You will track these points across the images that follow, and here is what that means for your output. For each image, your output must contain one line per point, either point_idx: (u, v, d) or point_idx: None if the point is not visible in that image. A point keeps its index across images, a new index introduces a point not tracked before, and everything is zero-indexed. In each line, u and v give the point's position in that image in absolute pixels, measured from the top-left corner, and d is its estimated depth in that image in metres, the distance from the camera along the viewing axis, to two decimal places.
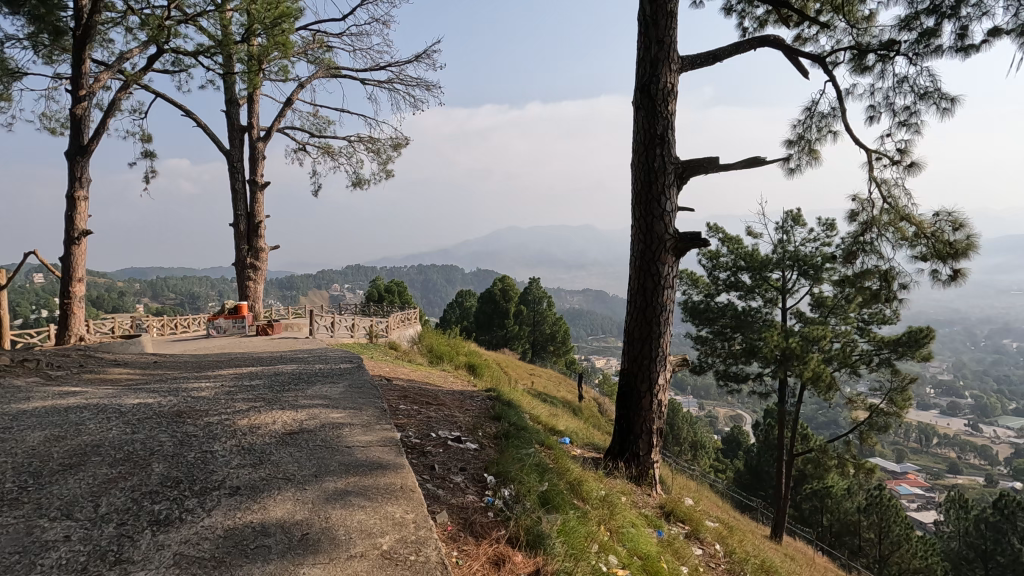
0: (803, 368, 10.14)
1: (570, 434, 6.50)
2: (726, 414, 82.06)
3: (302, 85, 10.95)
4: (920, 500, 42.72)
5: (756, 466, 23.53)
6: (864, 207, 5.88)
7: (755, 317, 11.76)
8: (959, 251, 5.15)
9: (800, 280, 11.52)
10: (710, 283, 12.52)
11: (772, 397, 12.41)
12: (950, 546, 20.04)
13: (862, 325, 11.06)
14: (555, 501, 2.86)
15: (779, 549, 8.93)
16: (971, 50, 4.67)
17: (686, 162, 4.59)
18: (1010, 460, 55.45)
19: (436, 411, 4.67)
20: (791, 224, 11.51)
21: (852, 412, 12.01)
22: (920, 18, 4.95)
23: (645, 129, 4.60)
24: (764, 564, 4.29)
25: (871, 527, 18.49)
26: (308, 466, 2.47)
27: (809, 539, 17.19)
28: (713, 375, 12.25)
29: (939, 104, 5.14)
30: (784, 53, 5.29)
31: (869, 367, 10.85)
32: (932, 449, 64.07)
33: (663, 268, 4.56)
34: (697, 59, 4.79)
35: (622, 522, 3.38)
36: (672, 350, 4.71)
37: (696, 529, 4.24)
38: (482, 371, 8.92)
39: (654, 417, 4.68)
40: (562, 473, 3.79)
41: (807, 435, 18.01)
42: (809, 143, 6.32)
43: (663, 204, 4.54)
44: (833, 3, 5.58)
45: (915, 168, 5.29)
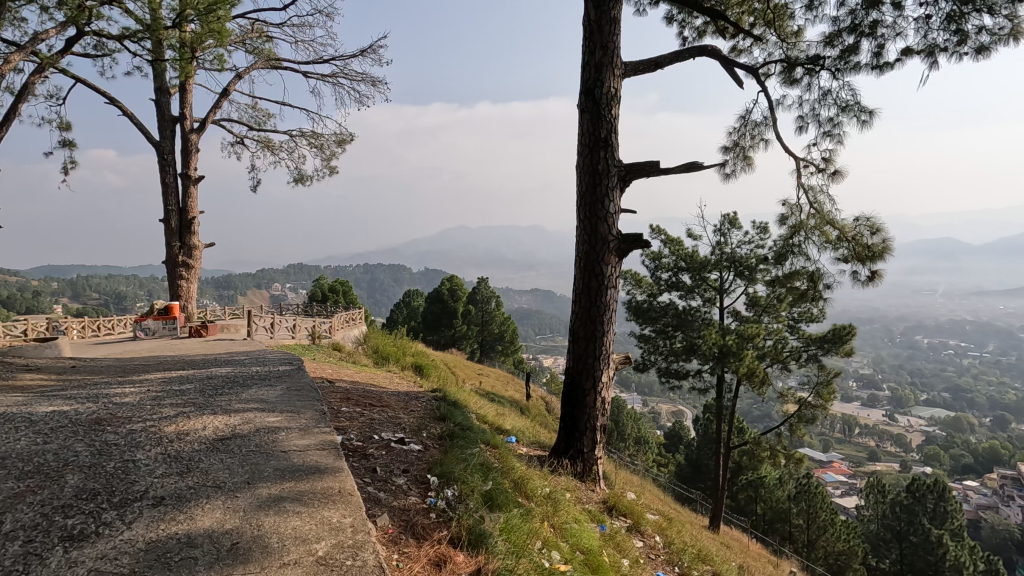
0: (739, 363, 10.62)
1: (515, 433, 6.54)
2: (669, 410, 84.74)
3: (240, 76, 10.49)
4: (844, 486, 45.78)
5: (696, 460, 24.45)
6: (794, 212, 6.23)
7: (695, 316, 12.24)
8: (876, 253, 5.55)
9: (736, 280, 12.07)
10: (653, 283, 12.81)
11: (710, 392, 12.93)
12: (870, 528, 21.51)
13: (792, 323, 11.72)
14: (499, 498, 2.87)
15: (715, 539, 9.28)
16: (885, 68, 5.05)
17: (628, 166, 4.71)
18: (922, 446, 60.27)
19: (380, 412, 4.61)
20: (728, 227, 12.03)
21: (783, 406, 12.70)
22: (842, 35, 5.29)
23: (589, 132, 4.69)
24: (701, 554, 4.44)
25: (800, 514, 19.62)
26: (241, 473, 2.38)
27: (744, 527, 18.03)
28: (655, 372, 12.66)
29: (859, 117, 5.52)
30: (721, 63, 5.53)
31: (798, 362, 11.62)
32: (853, 438, 68.77)
33: (606, 268, 4.67)
34: (640, 65, 4.94)
35: (565, 519, 3.44)
36: (615, 348, 4.84)
37: (637, 522, 4.36)
38: (429, 372, 8.84)
39: (597, 414, 4.77)
40: (506, 472, 3.80)
41: (743, 428, 18.86)
42: (744, 149, 6.63)
43: (607, 205, 4.65)
44: (765, 17, 5.87)
45: (837, 175, 5.66)
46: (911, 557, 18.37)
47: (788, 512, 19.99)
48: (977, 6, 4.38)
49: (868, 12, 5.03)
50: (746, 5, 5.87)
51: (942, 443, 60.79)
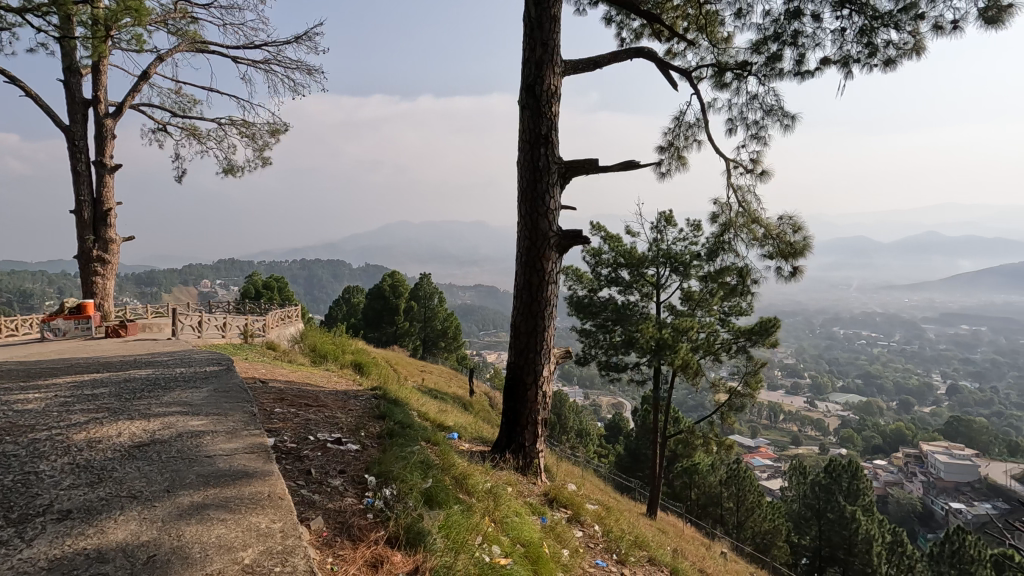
0: (675, 356, 11.21)
1: (458, 430, 6.50)
2: (609, 403, 87.19)
3: (161, 58, 9.81)
4: (769, 469, 48.66)
5: (635, 449, 25.24)
6: (724, 210, 6.52)
7: (633, 311, 12.56)
8: (797, 250, 5.91)
9: (671, 276, 12.49)
10: (593, 279, 13.06)
11: (647, 383, 13.36)
12: (793, 507, 23.01)
13: (723, 316, 12.26)
14: (439, 496, 2.86)
15: (652, 525, 9.61)
16: (806, 75, 5.37)
17: (568, 163, 4.78)
18: (838, 430, 65.02)
19: (316, 412, 4.45)
20: (664, 225, 12.44)
21: (715, 395, 13.32)
22: (767, 43, 5.58)
23: (530, 128, 4.72)
24: (639, 541, 4.58)
25: (731, 497, 20.71)
26: (160, 480, 2.23)
27: (679, 512, 18.81)
28: (595, 365, 12.92)
29: (783, 121, 5.84)
30: (657, 65, 5.70)
31: (728, 353, 12.21)
32: (778, 424, 73.25)
33: (547, 265, 4.72)
34: (580, 64, 5.01)
35: (506, 513, 3.46)
36: (555, 343, 4.91)
37: (577, 513, 4.45)
38: (369, 371, 8.63)
39: (539, 408, 4.82)
40: (446, 468, 3.78)
41: (678, 418, 19.65)
42: (678, 149, 6.88)
43: (547, 201, 4.70)
44: (698, 23, 6.10)
45: (764, 176, 5.98)
46: (829, 532, 19.75)
47: (720, 496, 21.01)
48: (885, 22, 4.73)
49: (790, 22, 5.33)
50: (680, 10, 6.09)
51: (855, 427, 65.86)
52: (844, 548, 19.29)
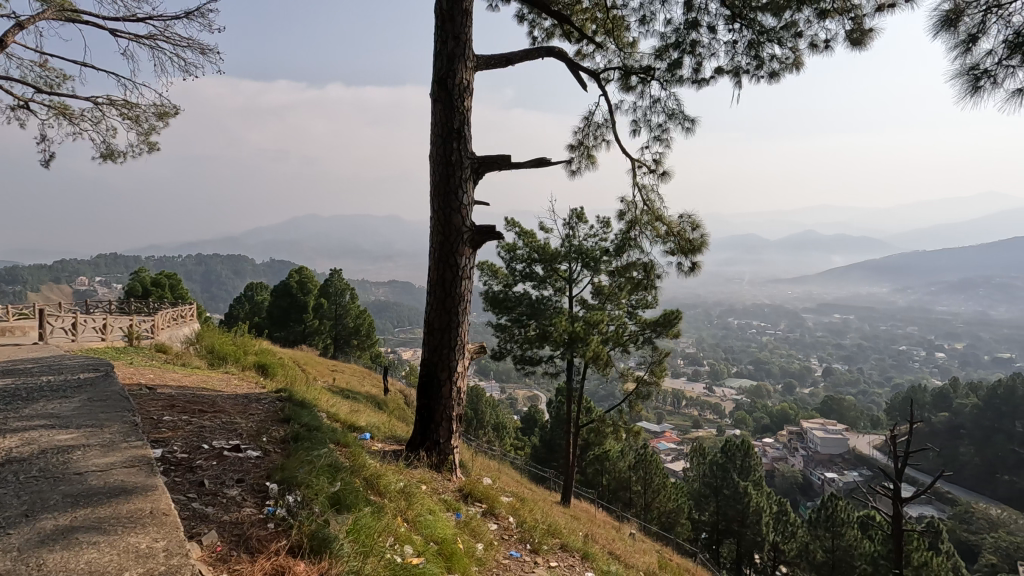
0: (586, 348, 11.66)
1: (370, 430, 6.33)
2: (524, 396, 88.90)
3: (21, 25, 8.61)
4: (674, 452, 52.00)
5: (549, 440, 25.91)
6: (630, 208, 6.82)
7: (546, 305, 12.79)
8: (696, 247, 6.32)
9: (583, 271, 12.88)
10: (508, 274, 13.15)
11: (561, 375, 13.74)
12: (694, 486, 24.80)
13: (631, 309, 12.88)
14: (348, 499, 2.76)
15: (565, 513, 9.91)
16: (703, 83, 5.74)
17: (481, 158, 4.77)
18: (733, 413, 70.76)
19: (211, 419, 4.13)
20: (575, 222, 12.79)
21: (623, 385, 13.96)
22: (669, 51, 5.89)
23: (442, 122, 4.66)
24: (552, 529, 4.69)
25: (639, 480, 21.94)
26: (16, 505, 1.97)
27: (591, 498, 19.58)
28: (511, 360, 13.05)
29: (683, 125, 6.21)
30: (567, 66, 5.84)
31: (636, 344, 12.84)
32: (681, 409, 78.25)
33: (461, 260, 4.69)
34: (492, 59, 5.01)
35: (419, 511, 3.41)
36: (470, 338, 4.90)
37: (492, 506, 4.48)
38: (274, 372, 8.17)
39: (453, 404, 4.79)
40: (356, 470, 3.66)
41: (590, 407, 20.42)
42: (588, 149, 7.10)
43: (460, 196, 4.67)
44: (605, 26, 6.31)
45: (665, 177, 6.32)
46: (725, 507, 21.43)
47: (629, 481, 22.11)
48: (771, 37, 5.15)
49: (689, 32, 5.66)
50: (589, 13, 6.26)
51: (747, 409, 71.99)
52: (738, 520, 21.02)
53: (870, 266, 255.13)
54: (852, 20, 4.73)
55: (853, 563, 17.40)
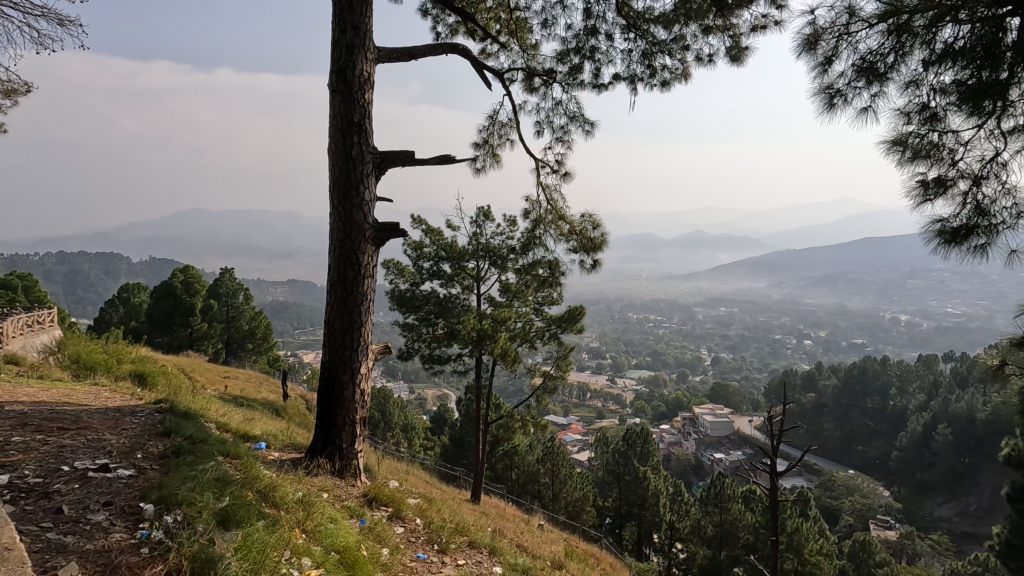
0: (494, 345, 11.75)
1: (266, 438, 5.94)
2: (433, 396, 88.06)
3: None
4: (580, 444, 54.12)
5: (459, 438, 25.87)
6: (535, 207, 6.95)
7: (454, 304, 12.70)
8: (597, 245, 6.59)
9: (490, 268, 12.91)
10: (415, 272, 12.90)
11: (470, 373, 13.74)
12: (598, 474, 25.96)
13: (537, 306, 13.18)
14: (238, 515, 2.58)
15: (475, 510, 9.94)
16: (602, 88, 5.99)
17: (383, 153, 4.64)
18: (634, 402, 74.95)
19: (73, 437, 3.67)
20: (482, 220, 12.82)
21: (531, 380, 14.24)
22: (570, 55, 6.08)
23: (340, 115, 4.48)
24: (460, 527, 4.67)
25: (547, 473, 22.61)
26: None
27: (501, 493, 19.86)
28: (419, 359, 12.82)
29: (583, 128, 6.44)
30: (472, 64, 5.83)
31: (542, 340, 13.18)
32: (586, 401, 81.54)
33: (362, 258, 4.54)
34: (394, 52, 4.89)
35: (319, 520, 3.26)
36: (373, 339, 4.75)
37: (398, 508, 4.38)
38: (153, 381, 7.42)
39: (356, 407, 4.62)
40: (249, 482, 3.42)
41: (500, 404, 20.64)
42: (492, 147, 7.15)
43: (362, 192, 4.51)
44: (508, 28, 6.39)
45: (567, 176, 6.51)
46: (626, 493, 22.61)
47: (537, 473, 22.71)
48: (662, 48, 5.48)
49: (588, 38, 5.88)
50: (493, 13, 6.29)
51: (646, 398, 76.62)
52: (639, 503, 22.26)
53: (762, 264, 256.17)
54: (731, 38, 5.16)
55: (738, 534, 19.09)
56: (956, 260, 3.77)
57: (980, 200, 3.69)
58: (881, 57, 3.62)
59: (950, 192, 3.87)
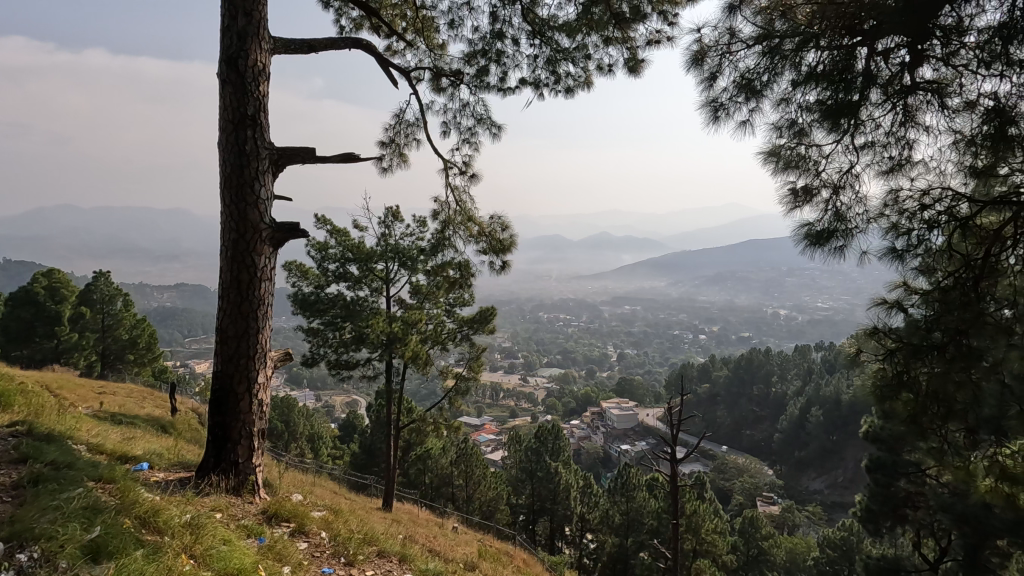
0: (405, 348, 11.51)
1: (149, 458, 5.40)
2: (342, 403, 84.86)
3: None
4: (494, 444, 54.57)
5: (370, 445, 25.09)
6: (444, 208, 6.91)
7: (363, 306, 12.29)
8: (505, 246, 6.68)
9: (400, 270, 12.68)
10: (319, 274, 12.31)
11: (380, 378, 13.36)
12: (512, 472, 26.32)
13: (448, 308, 13.15)
14: (111, 546, 2.34)
15: (387, 519, 9.64)
16: (508, 91, 6.08)
17: (280, 149, 4.40)
18: (546, 400, 76.76)
19: None
20: (391, 220, 12.53)
21: (444, 382, 14.11)
22: (477, 57, 6.10)
23: (232, 107, 4.18)
24: (369, 537, 4.52)
25: (461, 475, 22.53)
26: None
27: (414, 498, 19.48)
28: (325, 365, 12.27)
29: (491, 130, 6.49)
30: (377, 61, 5.68)
31: (454, 342, 13.13)
32: (500, 401, 82.34)
33: (258, 260, 4.27)
34: (292, 43, 4.64)
35: (210, 544, 3.02)
36: (271, 346, 4.48)
37: (301, 523, 4.15)
38: (7, 401, 6.49)
39: (254, 419, 4.33)
40: (126, 507, 3.10)
41: (411, 408, 20.25)
42: (399, 147, 7.01)
43: (258, 189, 4.24)
44: (415, 26, 6.30)
45: (475, 178, 6.54)
46: (539, 488, 23.09)
47: (451, 476, 22.57)
48: (566, 56, 5.66)
49: (494, 42, 5.94)
50: (398, 10, 6.16)
51: (557, 395, 78.84)
52: (550, 499, 22.81)
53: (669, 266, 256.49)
54: (630, 50, 5.43)
55: (642, 520, 20.14)
56: (820, 260, 4.25)
57: (839, 207, 4.17)
58: (756, 76, 3.96)
59: (815, 199, 4.34)
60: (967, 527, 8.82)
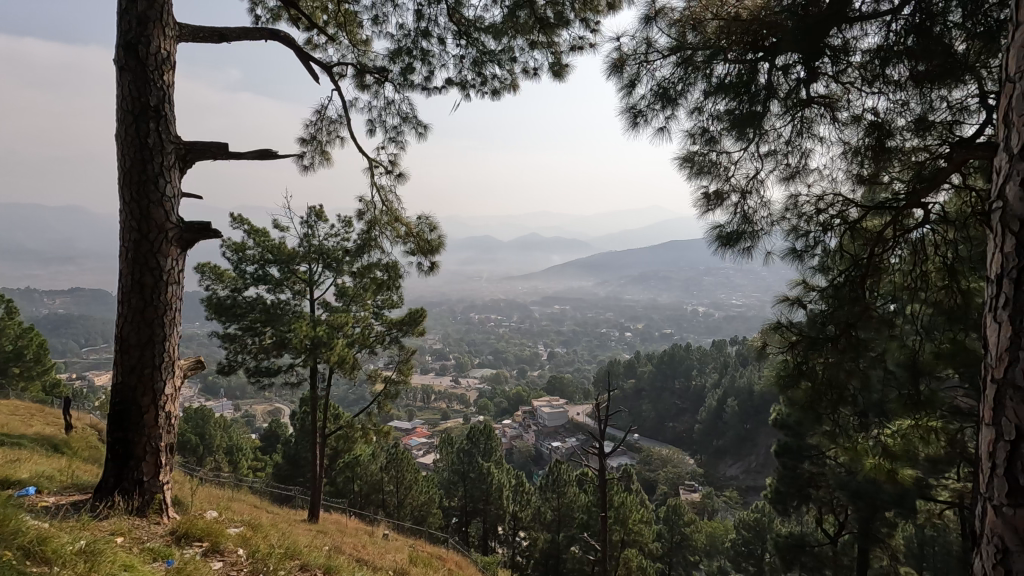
0: (330, 352, 11.09)
1: (36, 481, 4.87)
2: (264, 413, 80.71)
3: None
4: (426, 447, 53.87)
5: (294, 455, 23.97)
6: (370, 208, 6.73)
7: (284, 310, 11.73)
8: (434, 247, 6.62)
9: (325, 272, 12.29)
10: (236, 277, 11.50)
11: (303, 384, 12.82)
12: (444, 475, 26.10)
13: (376, 310, 12.86)
14: None
15: (311, 530, 9.25)
16: (434, 91, 6.03)
17: (189, 143, 4.12)
18: (478, 401, 76.74)
19: None
20: (315, 220, 12.07)
21: (372, 386, 13.77)
22: (402, 55, 6.00)
23: (132, 97, 3.86)
24: (291, 551, 4.32)
25: (391, 480, 22.08)
26: None
27: (342, 507, 18.83)
28: (243, 373, 11.60)
29: (417, 129, 6.41)
30: (296, 55, 5.45)
31: (382, 345, 12.84)
32: (431, 403, 81.50)
33: (165, 262, 3.98)
34: (201, 31, 4.35)
35: (110, 569, 2.79)
36: (180, 354, 4.18)
37: (216, 542, 3.91)
38: None
39: (161, 433, 4.02)
40: (7, 536, 2.80)
41: (338, 414, 19.54)
42: (321, 144, 6.77)
43: (162, 187, 3.95)
44: (337, 20, 6.10)
45: (402, 177, 6.42)
46: (471, 490, 23.01)
47: (382, 482, 22.08)
48: (491, 58, 5.69)
49: (419, 41, 5.87)
50: (319, 2, 5.95)
51: (489, 396, 79.07)
52: (483, 499, 22.85)
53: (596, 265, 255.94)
54: (554, 54, 5.54)
55: (573, 515, 20.60)
56: (731, 259, 4.53)
57: (747, 211, 4.46)
58: (672, 86, 4.16)
59: (724, 203, 4.62)
60: (861, 501, 9.75)
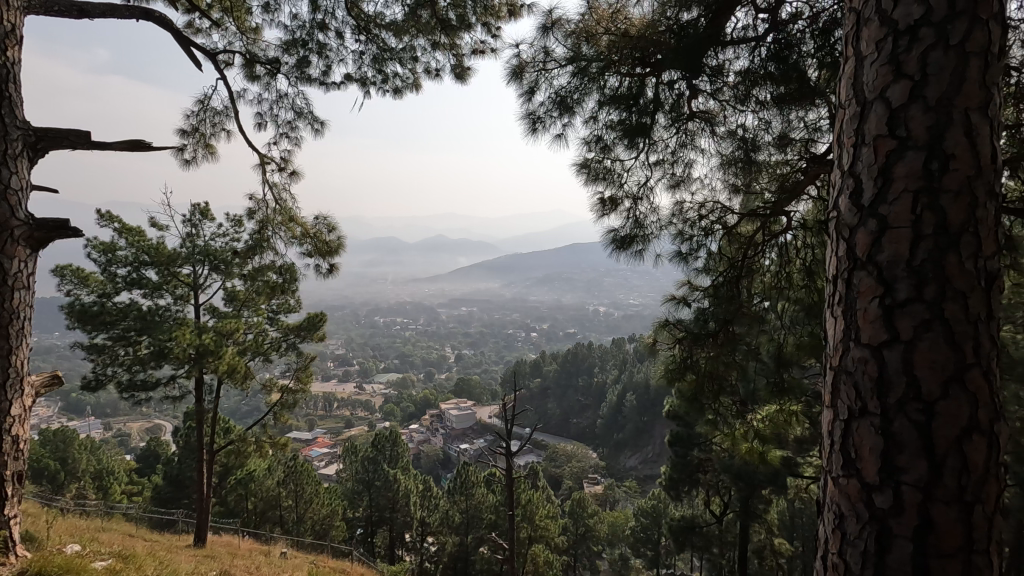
0: (218, 361, 10.20)
1: None
2: (141, 430, 72.87)
3: None
4: (328, 458, 51.42)
5: (177, 475, 21.85)
6: (261, 206, 6.31)
7: (164, 317, 10.63)
8: (333, 249, 6.39)
9: (211, 275, 11.41)
10: (104, 280, 10.32)
11: (187, 397, 11.73)
12: (348, 485, 25.09)
13: (271, 315, 12.11)
14: None
15: (196, 556, 8.47)
16: (332, 87, 5.80)
17: (40, 130, 3.63)
18: (384, 406, 74.67)
19: None
20: (199, 218, 11.13)
21: (267, 396, 12.96)
22: (296, 47, 5.71)
23: None
24: None
25: (290, 495, 20.86)
26: None
27: (234, 528, 17.46)
28: (114, 388, 10.40)
29: (313, 125, 6.12)
30: (175, 38, 4.99)
31: (279, 352, 12.12)
32: (333, 411, 78.05)
33: (9, 264, 3.46)
34: (55, 4, 3.85)
35: None
36: (31, 369, 3.66)
37: None
38: None
39: (7, 460, 3.49)
40: None
41: (229, 428, 18.10)
42: (204, 136, 6.25)
43: (5, 177, 3.43)
44: (222, 5, 5.67)
45: (296, 175, 6.10)
46: (376, 498, 22.26)
47: (280, 498, 20.74)
48: (392, 55, 5.58)
49: (314, 33, 5.62)
50: None
51: (395, 400, 77.29)
52: (389, 507, 22.22)
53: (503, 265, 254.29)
54: (456, 57, 5.54)
55: (481, 515, 20.64)
56: (624, 262, 4.80)
57: (638, 216, 4.73)
58: (568, 94, 4.29)
59: (617, 208, 4.86)
60: (742, 481, 10.71)
